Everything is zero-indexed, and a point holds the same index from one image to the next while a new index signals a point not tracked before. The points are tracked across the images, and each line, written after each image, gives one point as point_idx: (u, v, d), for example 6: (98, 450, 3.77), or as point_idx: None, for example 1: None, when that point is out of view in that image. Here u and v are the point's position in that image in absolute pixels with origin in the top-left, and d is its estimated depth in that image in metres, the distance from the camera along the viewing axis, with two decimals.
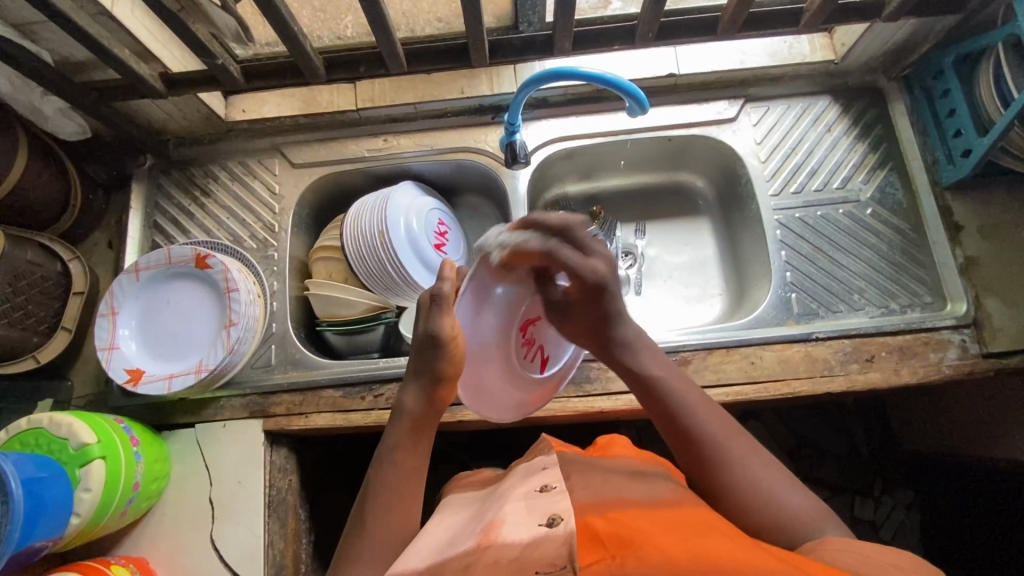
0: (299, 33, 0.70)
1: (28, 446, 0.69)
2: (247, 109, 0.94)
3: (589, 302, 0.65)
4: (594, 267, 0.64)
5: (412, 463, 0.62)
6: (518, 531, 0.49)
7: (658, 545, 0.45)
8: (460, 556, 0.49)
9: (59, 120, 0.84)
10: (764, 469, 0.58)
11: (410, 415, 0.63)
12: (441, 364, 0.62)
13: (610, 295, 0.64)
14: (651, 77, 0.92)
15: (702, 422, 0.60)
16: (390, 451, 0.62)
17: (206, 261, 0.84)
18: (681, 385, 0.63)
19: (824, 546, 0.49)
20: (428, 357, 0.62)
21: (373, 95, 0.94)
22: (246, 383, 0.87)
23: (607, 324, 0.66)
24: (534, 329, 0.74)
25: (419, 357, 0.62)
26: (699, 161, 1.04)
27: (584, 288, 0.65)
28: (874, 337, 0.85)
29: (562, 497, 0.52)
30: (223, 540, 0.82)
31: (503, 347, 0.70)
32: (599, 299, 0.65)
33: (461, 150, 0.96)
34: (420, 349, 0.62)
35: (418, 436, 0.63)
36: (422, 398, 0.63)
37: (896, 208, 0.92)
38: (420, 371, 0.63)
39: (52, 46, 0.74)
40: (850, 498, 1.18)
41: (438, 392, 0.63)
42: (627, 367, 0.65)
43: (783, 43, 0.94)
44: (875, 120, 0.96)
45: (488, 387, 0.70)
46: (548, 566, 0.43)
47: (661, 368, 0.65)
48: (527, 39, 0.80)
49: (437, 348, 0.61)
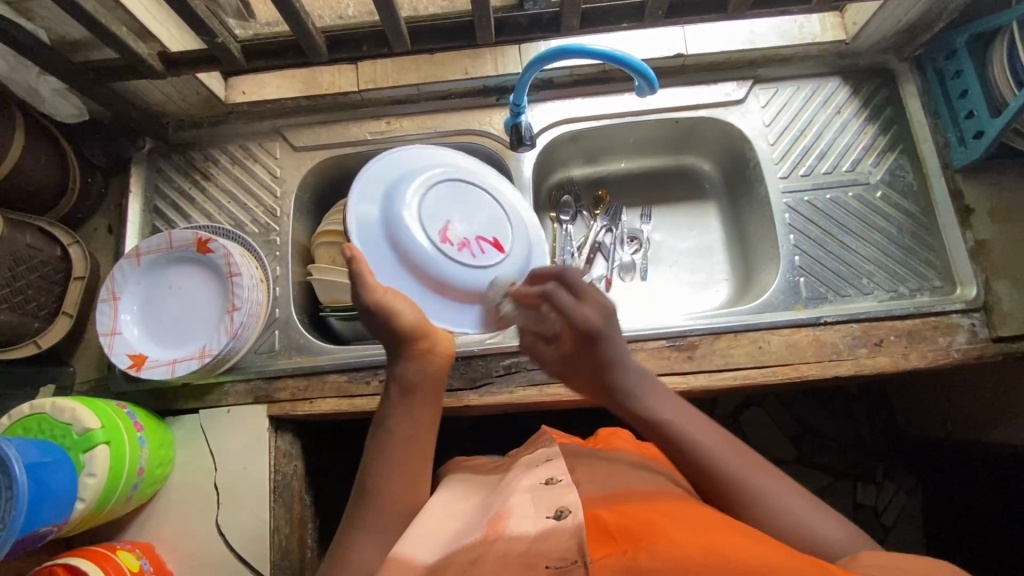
0: (301, 10, 0.68)
1: (31, 431, 0.68)
2: (247, 91, 0.93)
3: (585, 350, 0.66)
4: (587, 314, 0.66)
5: (410, 424, 0.64)
6: (527, 523, 0.49)
7: (670, 539, 0.45)
8: (470, 546, 0.48)
9: (56, 101, 0.83)
10: (788, 490, 0.58)
11: (396, 380, 0.66)
12: (396, 323, 0.64)
13: (605, 342, 0.65)
14: (658, 57, 0.91)
15: (717, 458, 0.60)
16: (384, 416, 0.65)
17: (208, 246, 0.83)
18: (692, 427, 0.62)
19: (859, 563, 0.48)
20: (381, 321, 0.65)
21: (375, 77, 0.92)
22: (250, 368, 0.86)
23: (608, 370, 0.66)
24: (455, 230, 0.72)
25: (377, 327, 0.66)
26: (706, 144, 1.03)
27: (577, 336, 0.66)
28: (883, 320, 0.85)
29: (570, 490, 0.51)
30: (228, 526, 0.81)
31: (430, 259, 0.70)
32: (593, 346, 0.66)
33: (464, 133, 0.94)
34: (370, 323, 0.66)
35: (410, 397, 0.65)
36: (403, 360, 0.66)
37: (907, 190, 0.91)
38: (387, 338, 0.66)
39: (49, 24, 0.72)
40: (851, 483, 1.18)
41: (411, 348, 0.66)
42: (635, 416, 0.64)
43: (793, 23, 0.92)
44: (887, 101, 0.94)
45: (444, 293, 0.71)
46: (558, 560, 0.43)
47: (669, 410, 0.64)
48: (533, 17, 0.78)
49: (374, 310, 0.64)
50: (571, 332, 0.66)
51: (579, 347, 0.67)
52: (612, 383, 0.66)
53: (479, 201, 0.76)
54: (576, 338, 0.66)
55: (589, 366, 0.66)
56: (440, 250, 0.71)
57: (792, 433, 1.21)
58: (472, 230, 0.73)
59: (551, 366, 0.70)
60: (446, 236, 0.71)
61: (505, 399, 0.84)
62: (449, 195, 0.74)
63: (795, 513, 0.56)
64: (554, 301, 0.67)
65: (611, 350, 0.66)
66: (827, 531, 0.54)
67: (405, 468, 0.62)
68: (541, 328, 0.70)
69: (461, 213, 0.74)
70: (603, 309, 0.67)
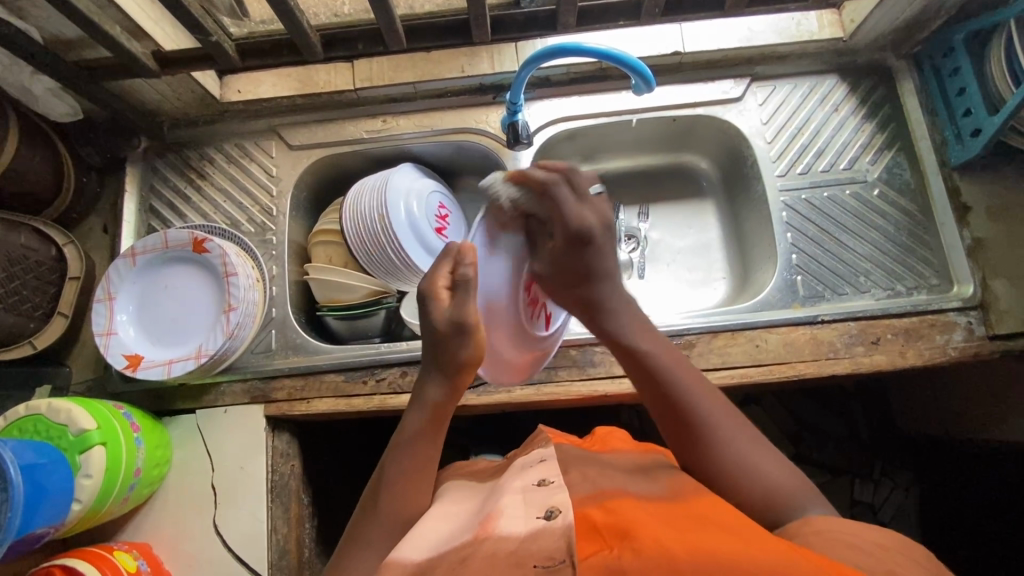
0: (296, 9, 0.68)
1: (26, 433, 0.68)
2: (243, 89, 0.91)
3: (574, 252, 0.64)
4: (584, 216, 0.64)
5: (428, 449, 0.63)
6: (515, 523, 0.49)
7: (657, 537, 0.44)
8: (458, 546, 0.49)
9: (50, 100, 0.82)
10: (748, 437, 0.58)
11: (428, 403, 0.64)
12: (463, 352, 0.61)
13: (596, 249, 0.64)
14: (656, 55, 0.90)
15: (688, 384, 0.60)
16: (409, 439, 0.63)
17: (203, 245, 0.82)
18: (669, 358, 0.62)
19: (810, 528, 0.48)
20: (448, 342, 0.61)
21: (371, 75, 0.91)
22: (246, 368, 0.86)
23: (591, 281, 0.64)
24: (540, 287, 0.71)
25: (439, 346, 0.62)
26: (704, 142, 1.02)
27: (569, 235, 0.64)
28: (880, 319, 0.85)
29: (562, 489, 0.52)
30: (225, 525, 0.81)
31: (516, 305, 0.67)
32: (584, 251, 0.64)
33: (461, 131, 0.94)
34: (441, 342, 0.62)
35: (437, 425, 0.63)
36: (444, 387, 0.63)
37: (905, 188, 0.91)
38: (437, 360, 0.63)
39: (42, 23, 0.72)
40: (849, 480, 1.19)
41: (455, 379, 0.63)
42: (614, 336, 0.64)
43: (792, 20, 0.91)
44: (884, 99, 0.94)
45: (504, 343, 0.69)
46: (546, 560, 0.43)
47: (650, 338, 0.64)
48: (529, 15, 0.78)
49: (464, 336, 0.61)
50: (563, 231, 0.64)
51: (569, 250, 0.64)
52: (594, 296, 0.65)
53: None
54: (567, 239, 0.64)
55: (573, 273, 0.64)
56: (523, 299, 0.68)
57: (790, 431, 1.21)
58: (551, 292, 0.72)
59: (536, 263, 0.66)
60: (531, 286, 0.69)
61: (502, 399, 0.84)
62: None
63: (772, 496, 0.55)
64: (552, 195, 0.65)
65: (600, 258, 0.64)
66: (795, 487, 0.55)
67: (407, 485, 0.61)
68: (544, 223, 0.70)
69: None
70: (602, 218, 0.66)
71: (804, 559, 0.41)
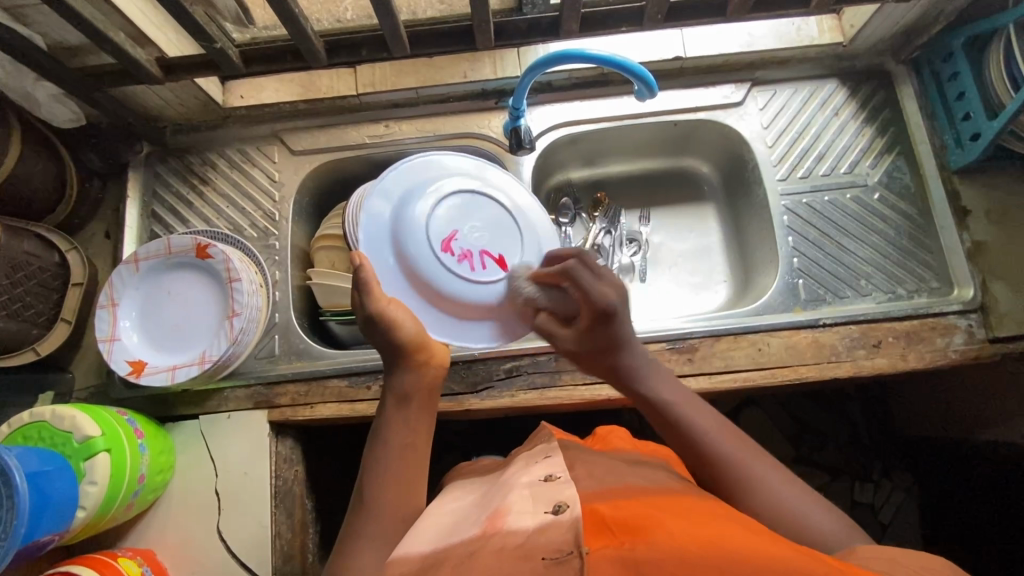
0: (300, 15, 0.68)
1: (31, 439, 0.68)
2: (245, 95, 0.92)
3: (599, 329, 0.65)
4: (604, 293, 0.65)
5: (408, 434, 0.63)
6: (524, 518, 0.49)
7: (668, 530, 0.45)
8: (465, 543, 0.49)
9: (53, 107, 0.82)
10: (785, 476, 0.58)
11: (394, 391, 0.65)
12: (392, 335, 0.64)
13: (619, 323, 0.65)
14: (657, 60, 0.91)
15: (718, 440, 0.60)
16: (384, 425, 0.64)
17: (207, 251, 0.82)
18: (697, 414, 0.62)
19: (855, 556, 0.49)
20: (379, 333, 0.65)
21: (373, 80, 0.92)
22: (250, 374, 0.86)
23: (615, 352, 0.66)
24: (462, 242, 0.73)
25: (377, 341, 0.66)
26: (705, 146, 1.03)
27: (593, 314, 0.65)
28: (881, 322, 0.85)
29: (568, 485, 0.52)
30: (229, 530, 0.81)
31: (428, 266, 0.71)
32: (608, 326, 0.65)
33: (464, 136, 0.95)
34: (371, 334, 0.66)
35: (407, 407, 0.64)
36: (398, 371, 0.65)
37: (904, 192, 0.91)
38: (384, 351, 0.66)
39: (46, 30, 0.72)
40: (849, 481, 1.19)
41: (408, 360, 0.65)
42: (639, 398, 0.65)
43: (791, 25, 0.92)
44: (883, 104, 0.94)
45: (439, 304, 0.72)
46: (555, 552, 0.43)
47: (674, 394, 0.64)
48: (532, 21, 0.78)
49: (377, 322, 0.64)
50: (586, 312, 0.65)
51: (596, 328, 0.65)
52: (619, 364, 0.66)
53: (485, 216, 0.76)
54: (590, 317, 0.65)
55: (600, 348, 0.66)
56: (437, 258, 0.71)
57: (790, 433, 1.22)
58: (477, 243, 0.74)
59: (568, 346, 0.69)
60: (448, 244, 0.73)
61: (506, 403, 0.84)
62: (469, 212, 0.75)
63: (780, 495, 0.56)
64: (573, 279, 0.67)
65: (623, 328, 0.65)
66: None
67: (408, 479, 0.62)
68: (560, 307, 0.71)
69: (480, 230, 0.75)
70: (619, 290, 0.66)
71: (810, 555, 0.42)
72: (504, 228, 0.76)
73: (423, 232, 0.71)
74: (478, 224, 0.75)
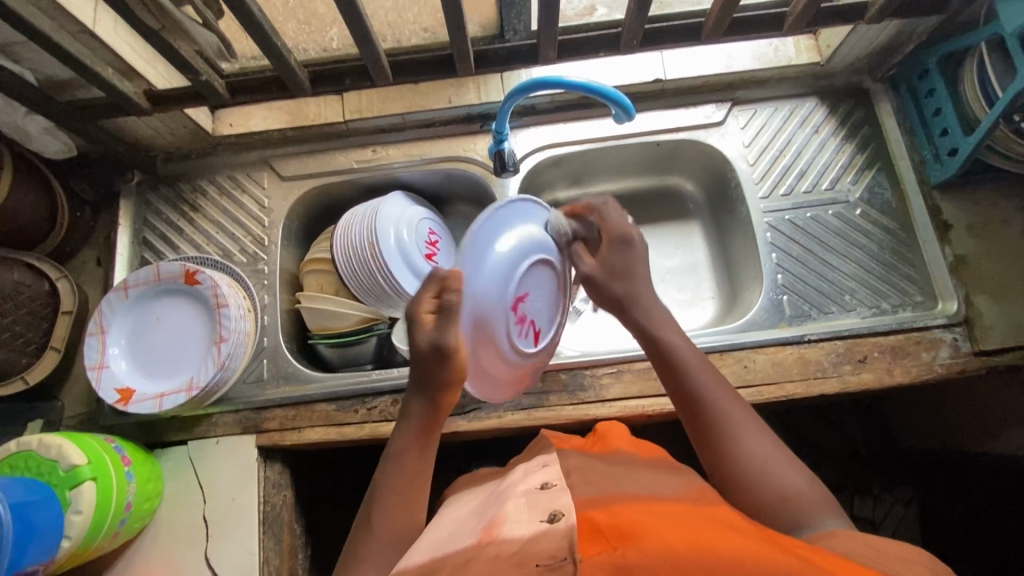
0: (283, 47, 0.70)
1: (17, 469, 0.68)
2: (234, 123, 0.95)
3: (616, 252, 0.69)
4: (627, 224, 0.70)
5: (423, 460, 0.62)
6: (519, 527, 0.49)
7: (661, 535, 0.45)
8: (461, 550, 0.49)
9: (44, 139, 0.83)
10: (774, 447, 0.58)
11: (417, 420, 0.62)
12: (448, 374, 0.59)
13: (635, 250, 0.69)
14: (637, 82, 0.93)
15: (710, 393, 0.61)
16: (399, 453, 0.62)
17: (195, 277, 0.83)
18: (692, 356, 0.64)
19: (837, 538, 0.49)
20: (433, 368, 0.59)
21: (360, 107, 0.94)
22: (239, 399, 0.86)
23: (627, 280, 0.68)
24: (525, 305, 0.69)
25: (425, 369, 0.59)
26: (689, 165, 1.04)
27: (613, 240, 0.69)
28: (866, 337, 0.85)
29: (564, 492, 0.52)
30: (217, 558, 0.81)
31: (500, 331, 0.65)
32: (624, 251, 0.69)
33: (450, 160, 0.96)
34: (423, 363, 0.59)
35: (425, 440, 0.62)
36: (429, 405, 0.61)
37: (886, 207, 0.92)
38: (423, 380, 0.60)
39: (35, 66, 0.74)
40: (848, 495, 1.18)
41: (443, 397, 0.61)
42: (640, 331, 0.66)
43: (769, 46, 0.94)
44: (862, 121, 0.96)
45: (485, 358, 0.65)
46: (548, 558, 0.43)
47: (675, 336, 0.65)
48: (511, 49, 0.79)
49: (442, 359, 0.58)
50: (608, 238, 0.69)
51: (612, 252, 0.69)
52: (628, 293, 0.68)
53: (548, 281, 0.73)
54: (610, 241, 0.69)
55: (614, 270, 0.68)
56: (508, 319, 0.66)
57: (787, 447, 1.21)
58: (532, 311, 0.71)
59: (584, 271, 0.70)
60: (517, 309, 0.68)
61: (493, 424, 0.84)
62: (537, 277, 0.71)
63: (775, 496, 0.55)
64: (600, 212, 0.71)
65: (637, 258, 0.69)
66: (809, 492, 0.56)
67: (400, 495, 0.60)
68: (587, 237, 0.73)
69: (541, 297, 0.72)
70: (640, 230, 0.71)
71: (807, 560, 0.42)
72: (552, 293, 0.74)
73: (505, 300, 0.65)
74: (540, 292, 0.72)
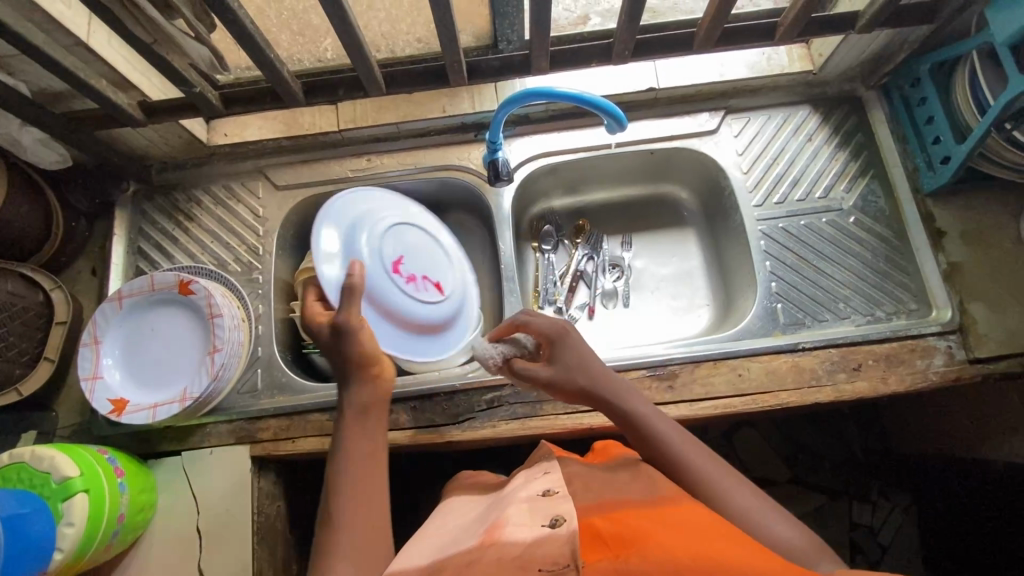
0: (276, 59, 0.70)
1: (9, 481, 0.68)
2: (230, 132, 0.95)
3: (557, 354, 0.71)
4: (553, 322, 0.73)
5: (364, 448, 0.65)
6: (520, 531, 0.48)
7: (662, 542, 0.45)
8: (463, 552, 0.49)
9: (39, 150, 0.83)
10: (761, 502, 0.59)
11: (352, 405, 0.68)
12: (355, 348, 0.69)
13: (571, 346, 0.71)
14: (630, 91, 0.93)
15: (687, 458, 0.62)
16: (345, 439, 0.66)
17: (189, 287, 0.83)
18: (663, 425, 0.65)
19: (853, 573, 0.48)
20: (343, 346, 0.69)
21: (354, 116, 0.94)
22: (234, 409, 0.86)
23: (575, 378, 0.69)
24: (404, 268, 0.89)
25: (335, 353, 0.69)
26: (684, 172, 1.04)
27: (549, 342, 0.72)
28: (860, 345, 0.85)
29: (564, 499, 0.51)
30: (210, 569, 0.81)
31: (382, 287, 0.85)
32: (560, 351, 0.71)
33: (445, 168, 0.96)
34: (333, 346, 0.70)
35: (366, 420, 0.68)
36: (356, 386, 0.69)
37: (879, 215, 0.92)
38: (343, 366, 0.69)
39: (29, 78, 0.74)
40: (847, 502, 1.18)
41: (366, 373, 0.69)
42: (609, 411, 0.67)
43: (762, 55, 0.95)
44: (855, 129, 0.96)
45: (386, 315, 0.85)
46: (551, 564, 0.43)
47: (642, 410, 0.66)
48: (505, 60, 0.80)
49: (344, 336, 0.69)
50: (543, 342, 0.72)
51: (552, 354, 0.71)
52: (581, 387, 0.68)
53: (423, 246, 0.93)
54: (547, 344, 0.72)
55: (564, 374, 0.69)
56: (389, 280, 0.86)
57: (784, 453, 1.21)
58: (417, 271, 0.91)
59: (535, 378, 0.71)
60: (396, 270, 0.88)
61: (487, 434, 0.84)
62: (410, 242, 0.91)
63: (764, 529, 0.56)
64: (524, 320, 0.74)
65: (574, 353, 0.71)
66: (794, 541, 0.55)
67: (363, 485, 0.62)
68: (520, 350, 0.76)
69: (420, 260, 0.92)
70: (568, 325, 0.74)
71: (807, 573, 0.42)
72: (435, 257, 0.94)
73: (385, 277, 0.85)
74: (417, 254, 0.92)
